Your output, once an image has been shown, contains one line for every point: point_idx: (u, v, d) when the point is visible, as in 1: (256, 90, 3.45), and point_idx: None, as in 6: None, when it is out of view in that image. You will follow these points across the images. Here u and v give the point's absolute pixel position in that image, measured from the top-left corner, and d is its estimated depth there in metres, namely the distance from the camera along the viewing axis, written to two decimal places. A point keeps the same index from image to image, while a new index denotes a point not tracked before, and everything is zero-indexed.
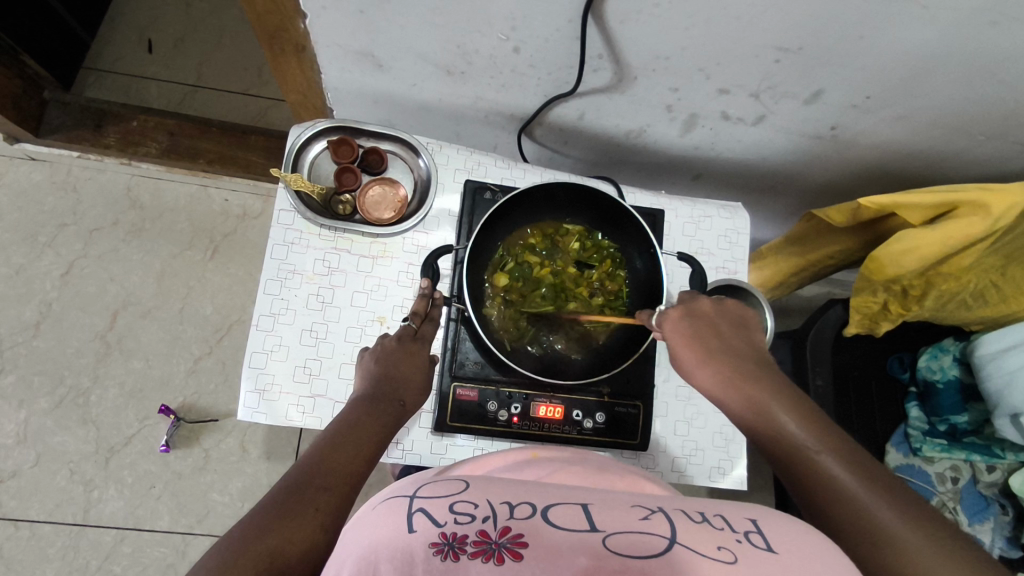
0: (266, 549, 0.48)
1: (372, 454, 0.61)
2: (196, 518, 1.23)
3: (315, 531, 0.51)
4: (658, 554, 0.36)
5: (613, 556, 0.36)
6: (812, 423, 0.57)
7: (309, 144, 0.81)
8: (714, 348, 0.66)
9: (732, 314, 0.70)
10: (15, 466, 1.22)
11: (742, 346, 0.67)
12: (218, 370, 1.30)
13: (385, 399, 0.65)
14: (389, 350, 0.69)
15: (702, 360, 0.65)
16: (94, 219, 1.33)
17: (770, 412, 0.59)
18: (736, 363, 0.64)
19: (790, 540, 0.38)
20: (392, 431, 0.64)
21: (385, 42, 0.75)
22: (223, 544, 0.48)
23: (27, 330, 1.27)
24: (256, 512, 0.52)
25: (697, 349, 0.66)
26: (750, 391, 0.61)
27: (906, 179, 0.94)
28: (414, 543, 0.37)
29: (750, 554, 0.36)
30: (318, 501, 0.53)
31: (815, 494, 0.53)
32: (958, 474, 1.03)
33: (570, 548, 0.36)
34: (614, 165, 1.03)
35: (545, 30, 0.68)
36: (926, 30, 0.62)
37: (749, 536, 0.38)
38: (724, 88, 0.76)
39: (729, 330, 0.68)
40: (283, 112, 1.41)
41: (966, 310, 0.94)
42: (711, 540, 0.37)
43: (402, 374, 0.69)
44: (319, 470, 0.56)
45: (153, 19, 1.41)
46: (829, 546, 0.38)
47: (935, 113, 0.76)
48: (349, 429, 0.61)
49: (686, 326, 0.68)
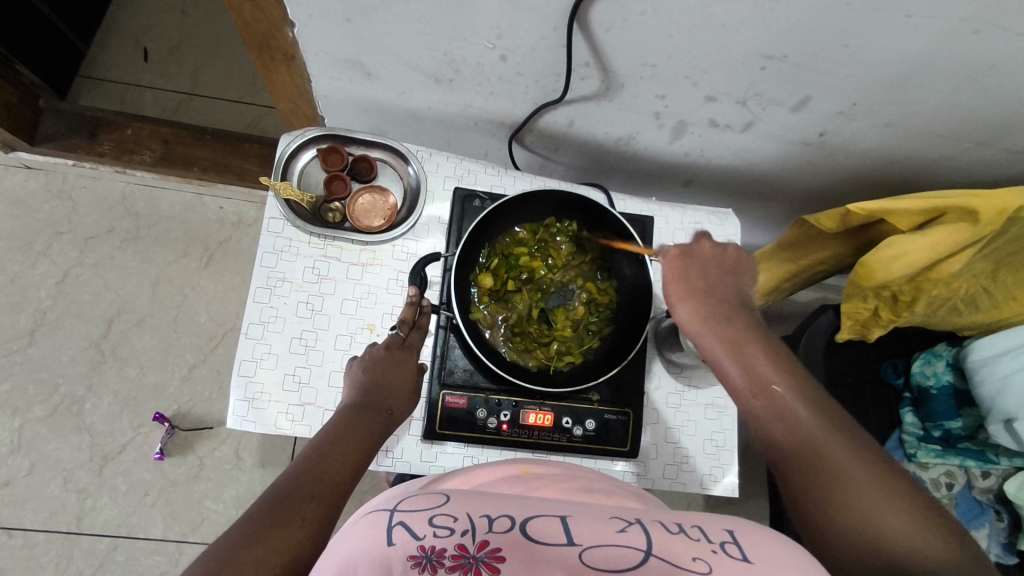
0: (253, 559, 0.48)
1: (359, 464, 0.60)
2: (190, 526, 1.23)
3: (301, 541, 0.51)
4: (634, 568, 0.36)
5: (590, 571, 0.36)
6: (793, 379, 0.58)
7: (298, 151, 0.81)
8: (705, 299, 0.64)
9: (724, 259, 0.68)
10: (8, 475, 1.21)
11: (731, 292, 0.66)
12: (212, 377, 1.30)
13: (373, 408, 0.65)
14: (377, 357, 0.69)
15: (693, 306, 0.64)
16: (89, 227, 1.33)
17: (757, 369, 0.59)
18: (725, 312, 0.63)
19: (766, 550, 0.38)
20: (380, 440, 0.64)
21: (373, 51, 0.75)
22: (207, 555, 0.48)
23: (22, 338, 1.27)
24: (242, 521, 0.51)
25: (687, 297, 0.65)
26: (742, 344, 0.60)
27: (896, 185, 0.95)
28: (392, 556, 0.36)
29: (726, 566, 0.36)
30: (304, 510, 0.53)
31: (800, 466, 0.54)
32: (953, 479, 1.03)
33: (547, 562, 0.36)
34: (605, 171, 1.03)
35: (531, 39, 0.68)
36: (909, 38, 0.62)
37: (725, 547, 0.38)
38: (711, 95, 0.76)
39: (717, 275, 0.67)
40: (278, 120, 1.42)
41: (958, 315, 0.95)
42: (688, 551, 0.37)
43: (390, 382, 0.68)
44: (306, 480, 0.55)
45: (148, 28, 1.42)
46: (805, 556, 0.38)
47: (923, 119, 0.77)
48: (337, 438, 0.60)
49: (679, 274, 0.67)
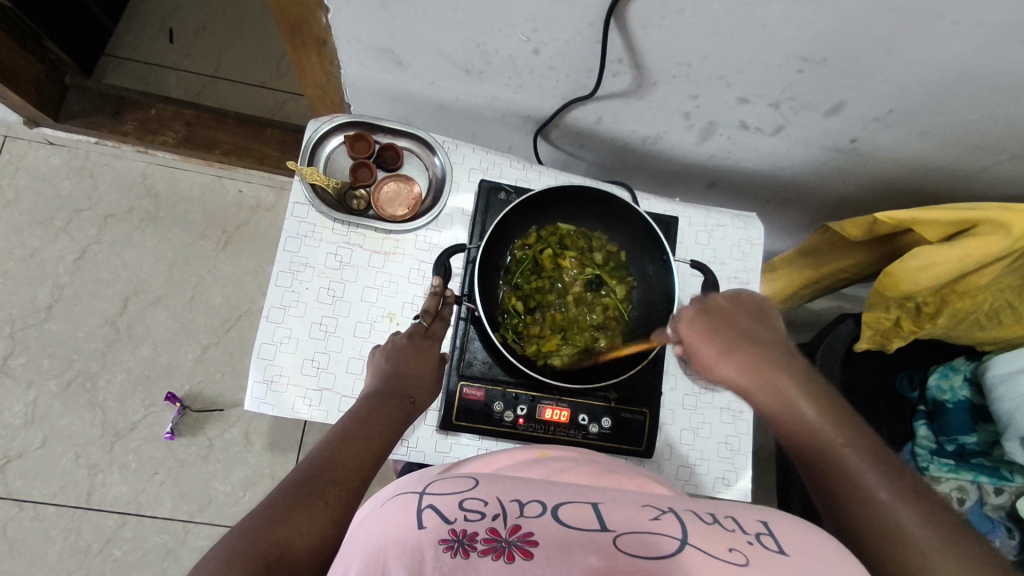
0: (275, 540, 0.48)
1: (381, 451, 0.60)
2: (198, 506, 1.24)
3: (324, 525, 0.51)
4: (670, 556, 0.35)
5: (623, 557, 0.35)
6: (828, 409, 0.59)
7: (325, 137, 0.81)
8: (730, 336, 0.68)
9: (754, 306, 0.72)
10: (20, 447, 1.22)
11: (767, 336, 0.69)
12: (226, 359, 1.31)
13: (397, 396, 0.65)
14: (401, 346, 0.69)
15: (714, 343, 0.68)
16: (109, 204, 1.34)
17: (789, 401, 0.61)
18: (749, 346, 0.66)
19: (800, 541, 0.38)
20: (402, 428, 0.64)
21: (406, 39, 0.75)
22: (232, 534, 0.48)
23: (39, 313, 1.28)
24: (267, 501, 0.52)
25: (713, 333, 0.69)
26: (762, 372, 0.64)
27: (924, 195, 0.94)
28: (424, 540, 0.36)
29: (762, 557, 0.35)
30: (328, 494, 0.53)
31: (842, 502, 0.53)
32: (963, 494, 1.00)
33: (580, 547, 0.36)
34: (628, 170, 1.03)
35: (567, 33, 0.68)
36: (952, 45, 0.61)
37: (760, 538, 0.38)
38: (744, 97, 0.76)
39: (747, 321, 0.70)
40: (300, 106, 1.42)
41: (979, 329, 0.94)
42: (723, 541, 0.37)
43: (413, 371, 0.68)
44: (328, 465, 0.56)
45: (175, 10, 1.43)
46: (840, 550, 0.38)
47: (958, 129, 0.76)
48: (359, 424, 0.60)
49: (704, 322, 0.70)
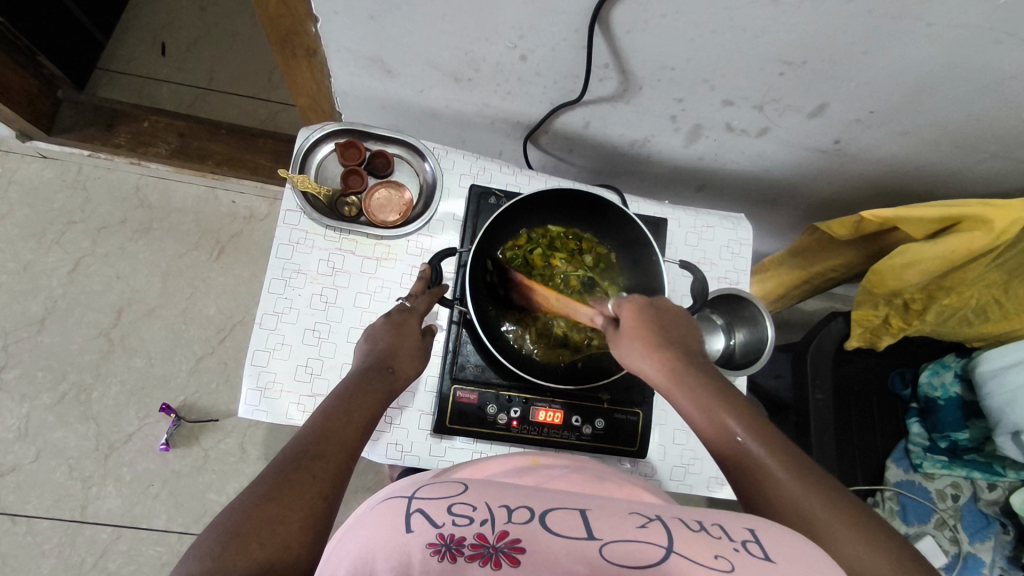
0: (266, 515, 0.48)
1: (368, 422, 0.60)
2: (193, 518, 1.23)
3: (315, 498, 0.51)
4: (655, 565, 0.35)
5: (610, 567, 0.35)
6: (750, 417, 0.58)
7: (317, 145, 0.82)
8: (663, 342, 0.65)
9: (683, 319, 0.70)
10: (14, 461, 1.22)
11: (696, 343, 0.68)
12: (220, 370, 1.31)
13: (377, 368, 0.65)
14: (378, 327, 0.70)
15: (647, 346, 0.65)
16: (103, 217, 1.34)
17: (712, 408, 0.59)
18: (680, 355, 0.64)
19: (786, 550, 0.38)
20: (387, 401, 0.64)
21: (394, 48, 0.76)
22: (226, 514, 0.49)
23: (32, 326, 1.28)
24: (255, 482, 0.52)
25: (646, 336, 0.65)
26: (690, 379, 0.62)
27: (908, 194, 0.95)
28: (411, 544, 0.37)
29: (748, 564, 0.36)
30: (315, 467, 0.53)
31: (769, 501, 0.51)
32: (959, 490, 1.04)
33: (568, 556, 0.36)
34: (618, 174, 1.04)
35: (553, 39, 0.69)
36: (931, 46, 0.62)
37: (746, 545, 0.38)
38: (729, 100, 0.77)
39: (682, 330, 0.68)
40: (293, 116, 1.44)
41: (967, 326, 0.95)
42: (709, 548, 0.37)
43: (393, 344, 0.68)
44: (314, 441, 0.55)
45: (167, 23, 1.44)
46: (821, 557, 0.39)
47: (938, 129, 0.77)
48: (344, 396, 0.61)
49: (645, 315, 0.67)
